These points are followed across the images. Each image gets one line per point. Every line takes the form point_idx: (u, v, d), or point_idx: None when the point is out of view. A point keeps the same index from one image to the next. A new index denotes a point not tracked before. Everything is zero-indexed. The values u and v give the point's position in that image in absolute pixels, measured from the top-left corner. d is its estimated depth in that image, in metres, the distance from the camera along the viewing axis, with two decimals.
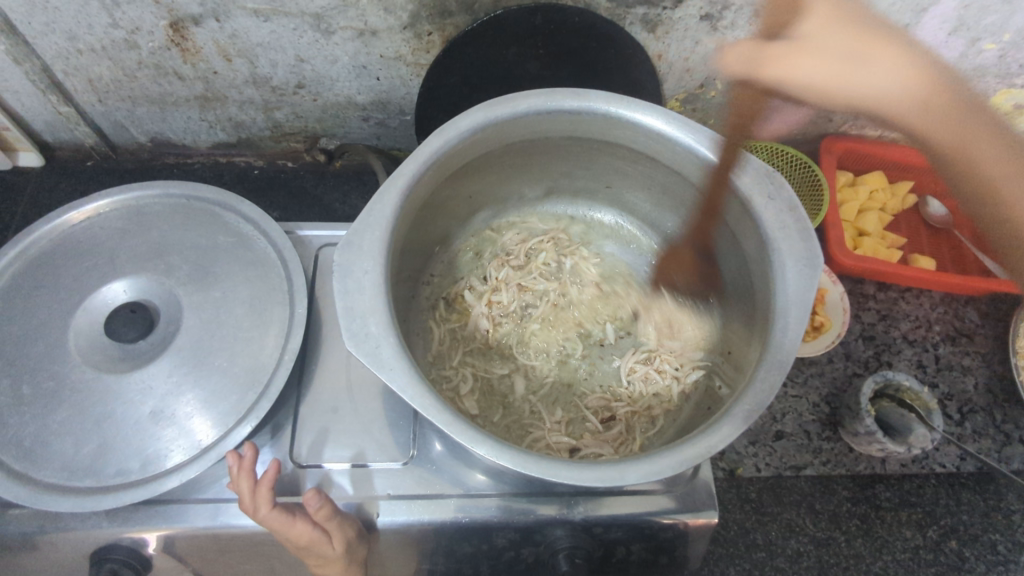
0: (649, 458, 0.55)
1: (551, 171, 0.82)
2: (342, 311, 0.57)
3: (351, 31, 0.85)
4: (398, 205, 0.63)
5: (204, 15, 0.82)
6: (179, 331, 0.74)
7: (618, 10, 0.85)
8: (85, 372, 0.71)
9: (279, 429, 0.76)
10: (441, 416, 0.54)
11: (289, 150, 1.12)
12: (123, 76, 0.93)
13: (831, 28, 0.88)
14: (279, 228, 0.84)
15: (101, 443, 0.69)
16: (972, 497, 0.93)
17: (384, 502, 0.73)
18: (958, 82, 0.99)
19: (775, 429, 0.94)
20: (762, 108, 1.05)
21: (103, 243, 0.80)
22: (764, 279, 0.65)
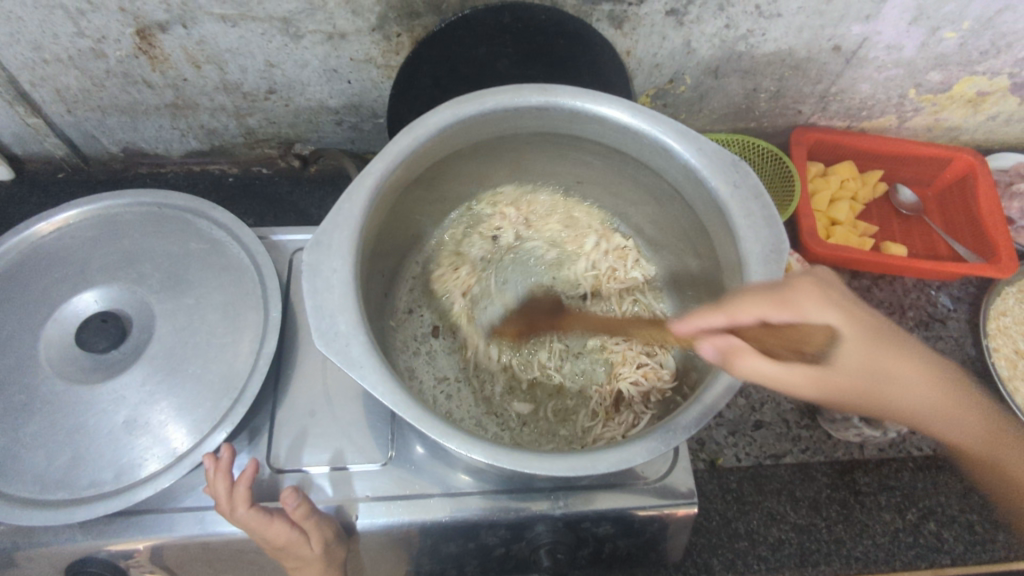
0: (624, 446, 0.55)
1: (522, 168, 0.82)
2: (313, 311, 0.57)
3: (319, 35, 0.86)
4: (367, 204, 0.63)
5: (170, 21, 0.82)
6: (153, 339, 0.74)
7: (584, 7, 0.85)
8: (57, 383, 0.71)
9: (256, 434, 0.76)
10: (413, 412, 0.54)
11: (263, 156, 1.12)
12: (91, 86, 0.92)
13: (794, 20, 0.89)
14: (252, 233, 0.84)
15: (74, 455, 0.69)
16: (949, 479, 0.94)
17: (363, 504, 0.73)
18: (922, 71, 1.01)
19: (754, 418, 0.96)
20: (732, 101, 1.06)
21: (73, 253, 0.79)
22: (732, 267, 0.66)
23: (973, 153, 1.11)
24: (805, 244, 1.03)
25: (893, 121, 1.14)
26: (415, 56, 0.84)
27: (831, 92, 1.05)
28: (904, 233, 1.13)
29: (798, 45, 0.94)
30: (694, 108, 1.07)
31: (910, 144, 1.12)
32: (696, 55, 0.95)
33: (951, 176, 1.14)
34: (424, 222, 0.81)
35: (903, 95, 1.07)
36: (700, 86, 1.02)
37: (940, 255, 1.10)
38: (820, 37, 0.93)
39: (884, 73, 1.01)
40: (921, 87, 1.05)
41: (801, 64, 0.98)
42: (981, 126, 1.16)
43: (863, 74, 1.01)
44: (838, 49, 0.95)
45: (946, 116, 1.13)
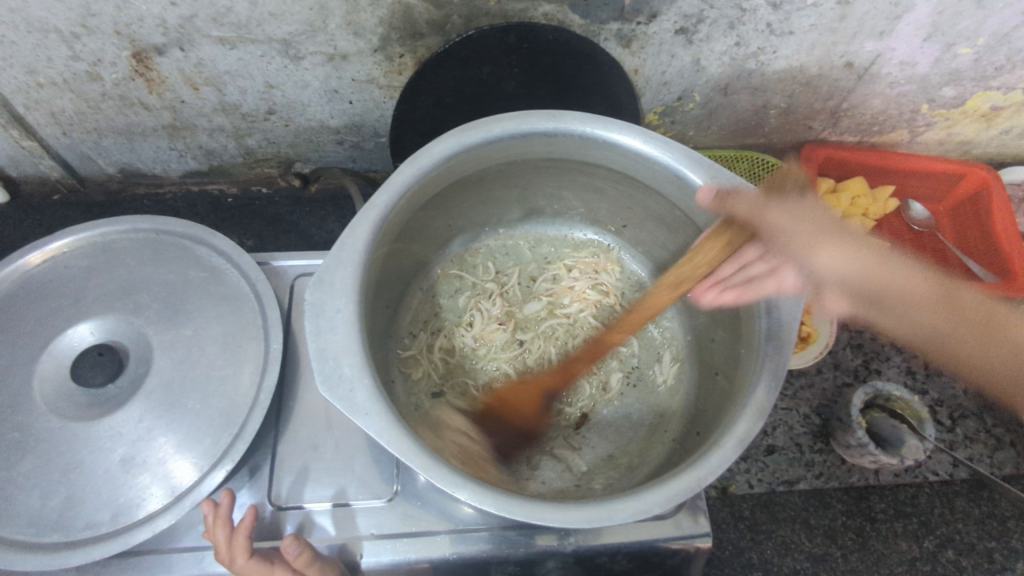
0: (640, 494, 0.53)
1: (528, 192, 0.80)
2: (316, 353, 0.55)
3: (320, 56, 0.84)
4: (371, 238, 0.61)
5: (167, 44, 0.80)
6: (150, 372, 0.72)
7: (591, 27, 0.83)
8: (52, 420, 0.68)
9: (257, 469, 0.73)
10: (420, 460, 0.52)
11: (263, 175, 1.10)
12: (87, 108, 0.90)
13: (806, 38, 0.87)
14: (252, 260, 0.81)
15: (70, 495, 0.67)
16: (966, 505, 0.92)
17: (368, 542, 0.71)
18: (935, 86, 0.99)
19: (766, 443, 0.93)
20: (741, 117, 1.04)
21: (69, 283, 0.77)
22: (747, 300, 0.64)
23: (986, 167, 1.09)
24: None
25: (905, 136, 1.12)
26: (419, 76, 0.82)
27: (842, 107, 1.03)
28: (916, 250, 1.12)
29: (809, 62, 0.92)
30: (702, 124, 1.05)
31: (922, 160, 1.10)
32: (705, 73, 0.93)
33: (965, 191, 1.12)
34: (429, 249, 0.79)
35: (915, 110, 1.05)
36: (709, 103, 1.00)
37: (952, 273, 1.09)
38: (832, 53, 0.91)
39: (896, 89, 0.99)
40: (934, 102, 1.03)
41: (812, 80, 0.96)
42: (994, 140, 1.14)
43: (875, 90, 0.99)
44: (851, 65, 0.93)
45: (958, 130, 1.11)
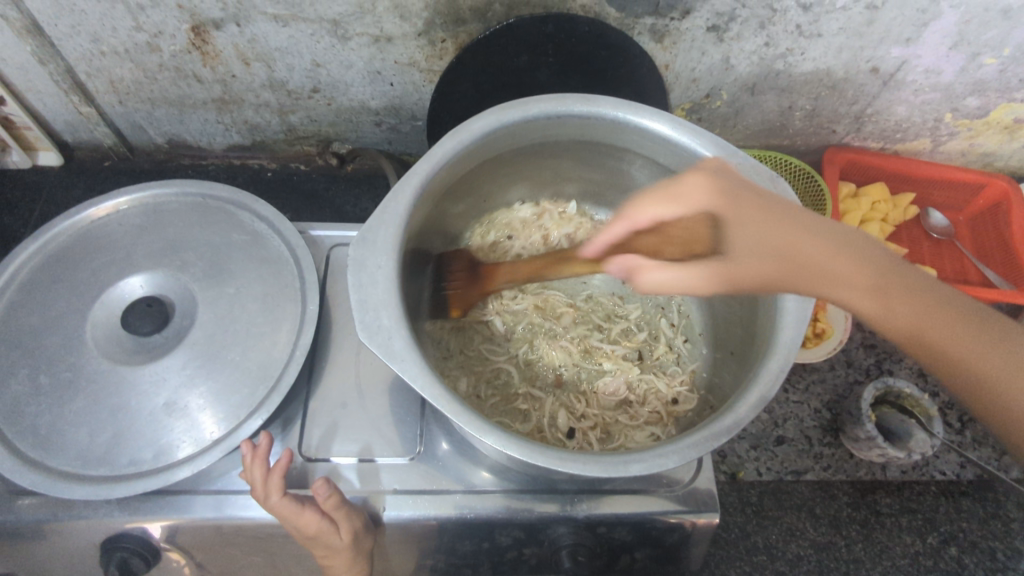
0: (656, 450, 0.56)
1: (556, 175, 0.84)
2: (352, 303, 0.58)
3: (366, 37, 0.88)
4: (412, 202, 0.65)
5: (225, 19, 0.84)
6: (194, 325, 0.76)
7: (627, 20, 0.87)
8: (102, 363, 0.73)
9: (289, 422, 0.77)
10: (451, 406, 0.56)
11: (302, 153, 1.14)
12: (144, 78, 0.95)
13: (834, 41, 0.90)
14: (293, 227, 0.86)
15: (116, 433, 0.71)
16: (972, 505, 0.94)
17: (390, 496, 0.74)
18: (959, 96, 1.01)
19: (777, 434, 0.96)
20: (767, 118, 1.07)
21: (121, 239, 0.82)
22: None
23: (1007, 179, 1.11)
24: None
25: (927, 145, 1.14)
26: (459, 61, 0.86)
27: (866, 113, 1.06)
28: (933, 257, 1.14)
29: (836, 65, 0.95)
30: (729, 123, 1.08)
31: (943, 168, 1.12)
32: (734, 71, 0.96)
33: (984, 203, 1.14)
34: (461, 223, 0.83)
35: (939, 118, 1.07)
36: (736, 102, 1.03)
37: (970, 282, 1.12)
38: (859, 58, 0.93)
39: (920, 97, 1.01)
40: (958, 112, 1.05)
41: (837, 84, 0.99)
42: (1018, 153, 1.15)
43: (899, 96, 1.02)
44: (876, 70, 0.96)
45: (980, 142, 1.13)
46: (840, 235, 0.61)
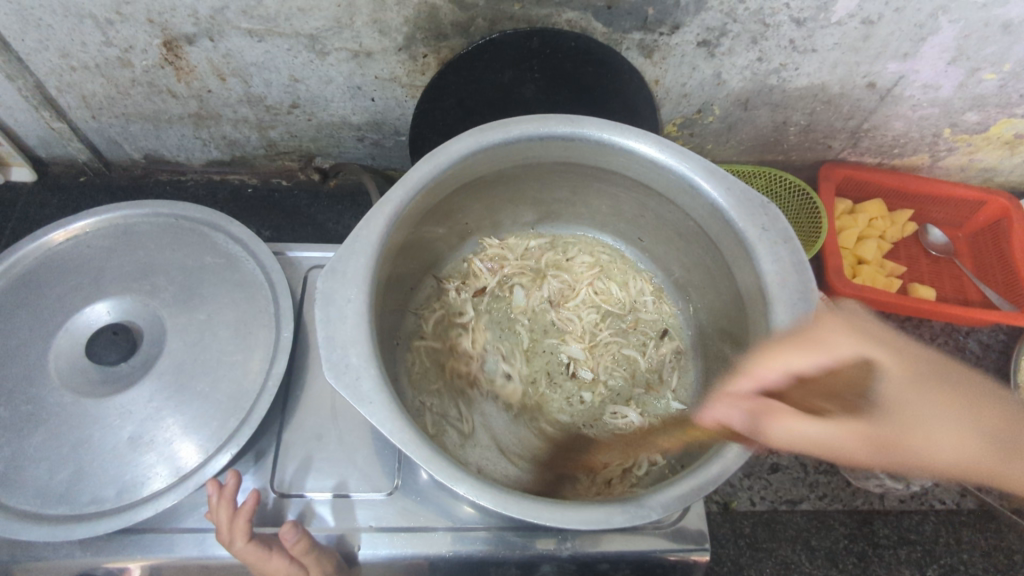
0: (637, 499, 0.53)
1: (540, 195, 0.81)
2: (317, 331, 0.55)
3: (345, 52, 0.85)
4: (385, 232, 0.62)
5: (198, 34, 0.81)
6: (162, 354, 0.73)
7: (614, 35, 0.84)
8: (64, 395, 0.70)
9: (262, 454, 0.74)
10: (422, 452, 0.53)
11: (284, 168, 1.11)
12: (116, 94, 0.92)
13: (829, 56, 0.87)
14: (268, 249, 0.82)
15: (77, 469, 0.68)
16: (972, 535, 0.90)
17: (366, 534, 0.71)
18: (958, 111, 0.98)
19: (771, 461, 0.93)
20: (760, 133, 1.04)
21: (88, 263, 0.78)
22: (756, 314, 0.63)
23: (1008, 196, 1.08)
24: (830, 283, 1.01)
25: (925, 159, 1.11)
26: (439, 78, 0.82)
27: (862, 127, 1.03)
28: (933, 275, 1.11)
29: (831, 80, 0.92)
30: (721, 138, 1.06)
31: (942, 184, 1.09)
32: (726, 87, 0.93)
33: (984, 219, 1.11)
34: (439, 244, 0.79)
35: (937, 134, 1.04)
36: (728, 117, 1.00)
37: (969, 301, 1.08)
38: (855, 73, 0.91)
39: (919, 112, 0.99)
40: (957, 127, 1.02)
41: (833, 99, 0.96)
42: (1018, 168, 1.12)
43: (896, 112, 0.99)
44: (873, 85, 0.93)
45: (980, 157, 1.10)
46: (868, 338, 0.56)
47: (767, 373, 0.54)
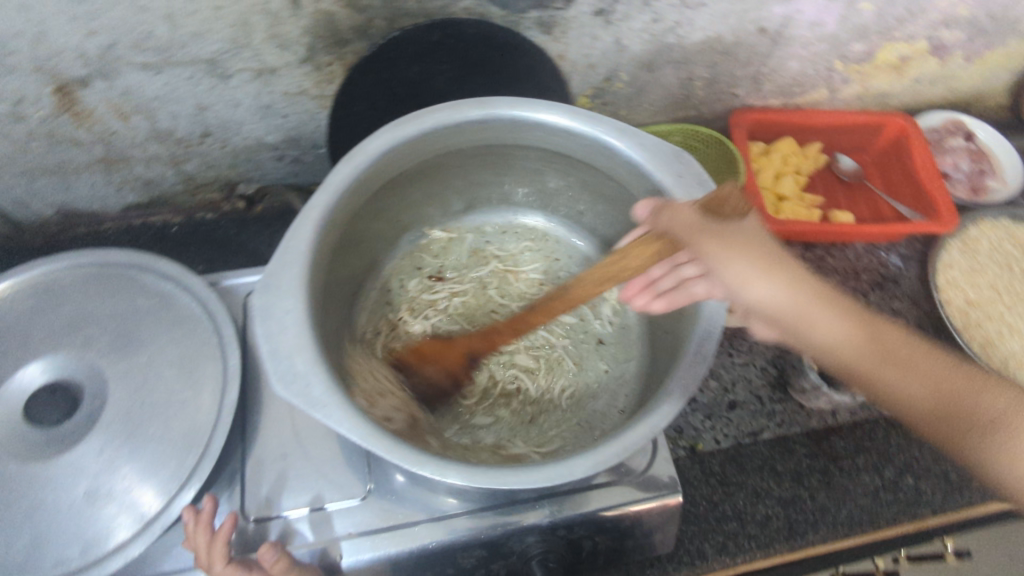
0: (596, 448, 0.55)
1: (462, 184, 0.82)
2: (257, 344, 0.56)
3: (248, 72, 0.84)
4: (314, 238, 0.62)
5: (91, 76, 0.79)
6: (107, 405, 0.71)
7: (513, 17, 0.86)
8: (8, 464, 0.67)
9: (230, 485, 0.73)
10: (383, 445, 0.53)
11: (207, 201, 1.09)
12: (15, 150, 0.89)
13: (718, 8, 0.91)
14: (202, 282, 0.81)
15: (35, 535, 0.65)
16: (918, 433, 0.96)
17: (347, 543, 0.71)
18: (845, 43, 1.05)
19: (729, 400, 0.98)
20: (669, 92, 1.08)
21: (12, 325, 0.75)
22: (682, 254, 0.66)
23: (901, 116, 1.16)
24: (756, 222, 1.05)
25: (824, 94, 1.17)
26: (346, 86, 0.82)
27: (761, 72, 1.08)
28: (849, 200, 1.16)
29: (725, 31, 0.96)
30: (633, 102, 1.09)
31: (842, 114, 1.16)
32: (628, 52, 0.96)
33: (886, 142, 1.19)
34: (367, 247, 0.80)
35: (830, 67, 1.10)
36: (636, 81, 1.03)
37: (885, 218, 1.13)
38: (745, 21, 0.95)
39: (810, 49, 1.04)
40: (846, 58, 1.08)
41: (730, 49, 1.00)
42: (908, 89, 1.20)
43: (789, 52, 1.04)
44: (763, 31, 0.98)
45: (873, 84, 1.17)
46: (771, 260, 0.59)
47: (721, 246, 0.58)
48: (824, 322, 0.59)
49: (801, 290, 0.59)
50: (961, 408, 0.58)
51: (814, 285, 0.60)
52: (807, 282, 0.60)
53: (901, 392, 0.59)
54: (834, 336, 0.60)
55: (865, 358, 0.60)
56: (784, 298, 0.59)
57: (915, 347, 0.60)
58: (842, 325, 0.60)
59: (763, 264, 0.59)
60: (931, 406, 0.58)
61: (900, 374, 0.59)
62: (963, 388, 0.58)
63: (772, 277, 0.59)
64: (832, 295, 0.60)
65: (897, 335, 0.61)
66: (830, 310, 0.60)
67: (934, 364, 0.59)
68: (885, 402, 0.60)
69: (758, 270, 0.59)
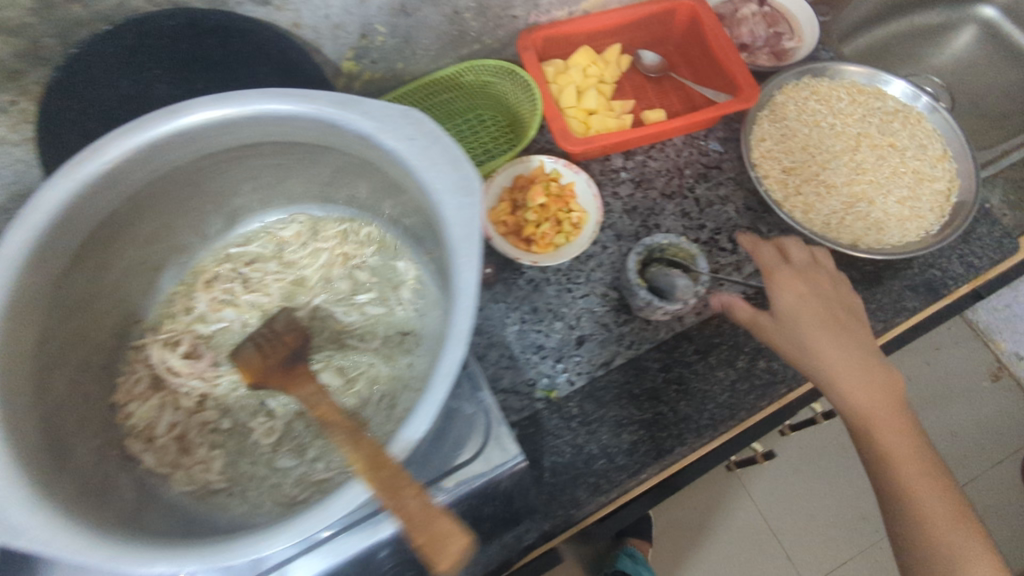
0: None
1: (532, 169, 0.77)
2: (275, 323, 0.52)
3: None
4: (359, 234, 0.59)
5: None
6: None
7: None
8: None
9: None
10: None
11: None
12: None
13: None
14: None
15: None
16: None
17: None
18: None
19: None
20: None
21: None
22: None
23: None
24: None
25: None
26: (419, 59, 0.78)
27: None
28: None
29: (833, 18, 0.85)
30: None
31: None
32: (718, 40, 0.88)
33: None
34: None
35: None
36: None
37: None
38: None
39: None
40: None
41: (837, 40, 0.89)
42: None
43: None
44: None
45: None
46: (839, 325, 0.63)
47: (809, 318, 0.63)
48: (826, 338, 0.62)
49: (880, 372, 0.62)
50: (889, 460, 0.61)
51: (861, 348, 0.63)
52: (876, 365, 0.62)
53: (929, 513, 0.58)
54: (864, 399, 0.61)
55: (869, 398, 0.61)
56: (874, 391, 0.61)
57: (880, 380, 0.62)
58: (828, 350, 0.62)
59: (840, 336, 0.63)
60: (854, 427, 0.62)
61: (873, 401, 0.61)
62: (934, 501, 0.59)
63: (829, 333, 0.62)
64: (869, 366, 0.62)
65: (904, 437, 0.61)
66: (849, 348, 0.62)
67: (895, 443, 0.61)
68: (902, 520, 0.59)
69: (822, 335, 0.62)
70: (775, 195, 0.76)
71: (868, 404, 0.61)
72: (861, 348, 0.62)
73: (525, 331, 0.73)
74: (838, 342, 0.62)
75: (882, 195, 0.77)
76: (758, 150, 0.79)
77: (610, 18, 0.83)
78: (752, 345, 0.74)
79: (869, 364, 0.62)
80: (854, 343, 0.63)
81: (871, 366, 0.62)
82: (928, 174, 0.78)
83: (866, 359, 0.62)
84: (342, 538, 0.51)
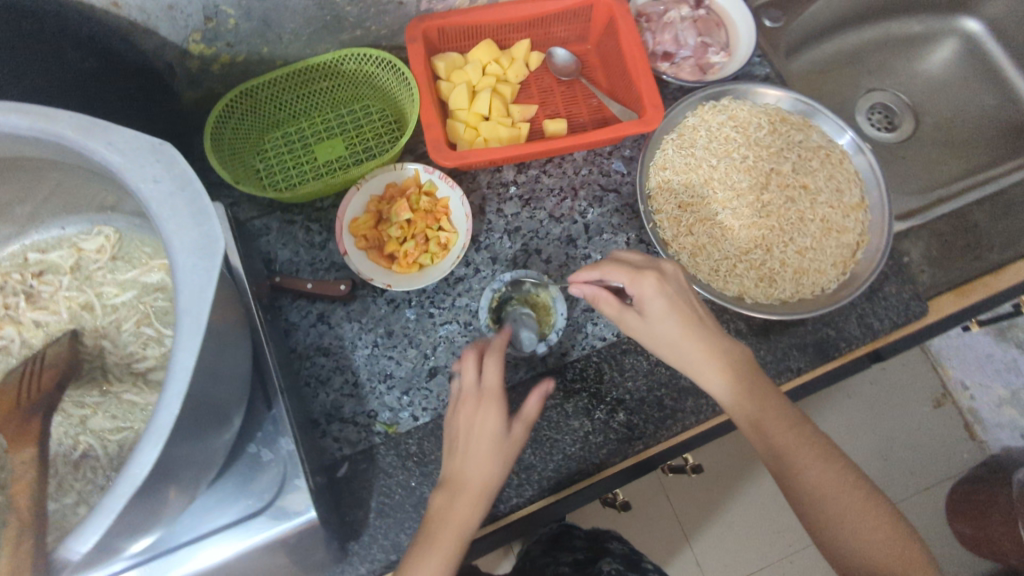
0: None
1: (406, 179, 0.71)
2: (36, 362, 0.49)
3: None
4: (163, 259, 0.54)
5: None
6: None
7: None
8: None
9: None
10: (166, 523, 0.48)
11: None
12: None
13: None
14: None
15: None
16: None
17: None
18: None
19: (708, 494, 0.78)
20: None
21: None
22: None
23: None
24: None
25: None
26: (285, 45, 0.70)
27: None
28: None
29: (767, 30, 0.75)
30: None
31: None
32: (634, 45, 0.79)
33: None
34: (273, 231, 0.73)
35: None
36: None
37: None
38: None
39: None
40: None
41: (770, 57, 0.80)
42: None
43: None
44: None
45: None
46: (723, 343, 0.58)
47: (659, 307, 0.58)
48: (710, 365, 0.58)
49: (748, 382, 0.58)
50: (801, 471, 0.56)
51: (731, 356, 0.58)
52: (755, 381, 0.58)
53: (815, 486, 0.56)
54: (725, 396, 0.58)
55: (764, 420, 0.57)
56: (738, 388, 0.57)
57: (769, 399, 0.58)
58: (712, 371, 0.58)
59: (714, 349, 0.58)
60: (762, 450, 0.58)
61: (769, 424, 0.57)
62: (841, 502, 0.55)
63: (708, 347, 0.58)
64: (755, 386, 0.58)
65: (788, 425, 0.57)
66: (726, 372, 0.58)
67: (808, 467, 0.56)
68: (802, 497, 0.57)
69: (689, 339, 0.58)
70: (663, 234, 0.69)
71: (754, 419, 0.57)
72: (730, 355, 0.58)
73: (375, 356, 0.70)
74: (705, 349, 0.58)
75: (781, 243, 0.69)
76: (655, 179, 0.71)
77: (517, 10, 0.73)
78: (616, 393, 0.69)
79: (730, 369, 0.58)
80: (715, 339, 0.58)
81: (745, 371, 0.58)
82: (838, 223, 0.70)
83: (747, 369, 0.58)
84: (188, 551, 0.52)
